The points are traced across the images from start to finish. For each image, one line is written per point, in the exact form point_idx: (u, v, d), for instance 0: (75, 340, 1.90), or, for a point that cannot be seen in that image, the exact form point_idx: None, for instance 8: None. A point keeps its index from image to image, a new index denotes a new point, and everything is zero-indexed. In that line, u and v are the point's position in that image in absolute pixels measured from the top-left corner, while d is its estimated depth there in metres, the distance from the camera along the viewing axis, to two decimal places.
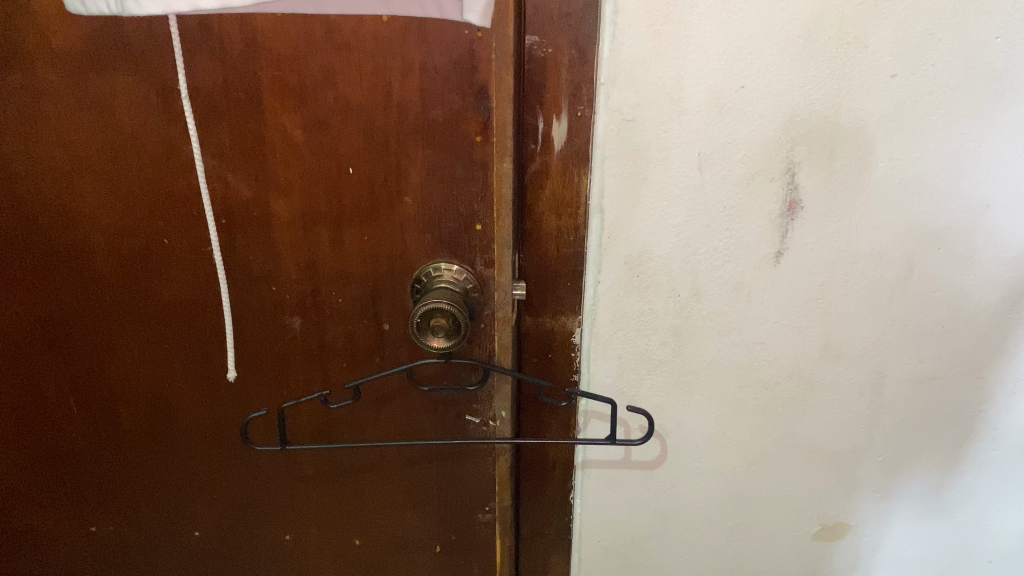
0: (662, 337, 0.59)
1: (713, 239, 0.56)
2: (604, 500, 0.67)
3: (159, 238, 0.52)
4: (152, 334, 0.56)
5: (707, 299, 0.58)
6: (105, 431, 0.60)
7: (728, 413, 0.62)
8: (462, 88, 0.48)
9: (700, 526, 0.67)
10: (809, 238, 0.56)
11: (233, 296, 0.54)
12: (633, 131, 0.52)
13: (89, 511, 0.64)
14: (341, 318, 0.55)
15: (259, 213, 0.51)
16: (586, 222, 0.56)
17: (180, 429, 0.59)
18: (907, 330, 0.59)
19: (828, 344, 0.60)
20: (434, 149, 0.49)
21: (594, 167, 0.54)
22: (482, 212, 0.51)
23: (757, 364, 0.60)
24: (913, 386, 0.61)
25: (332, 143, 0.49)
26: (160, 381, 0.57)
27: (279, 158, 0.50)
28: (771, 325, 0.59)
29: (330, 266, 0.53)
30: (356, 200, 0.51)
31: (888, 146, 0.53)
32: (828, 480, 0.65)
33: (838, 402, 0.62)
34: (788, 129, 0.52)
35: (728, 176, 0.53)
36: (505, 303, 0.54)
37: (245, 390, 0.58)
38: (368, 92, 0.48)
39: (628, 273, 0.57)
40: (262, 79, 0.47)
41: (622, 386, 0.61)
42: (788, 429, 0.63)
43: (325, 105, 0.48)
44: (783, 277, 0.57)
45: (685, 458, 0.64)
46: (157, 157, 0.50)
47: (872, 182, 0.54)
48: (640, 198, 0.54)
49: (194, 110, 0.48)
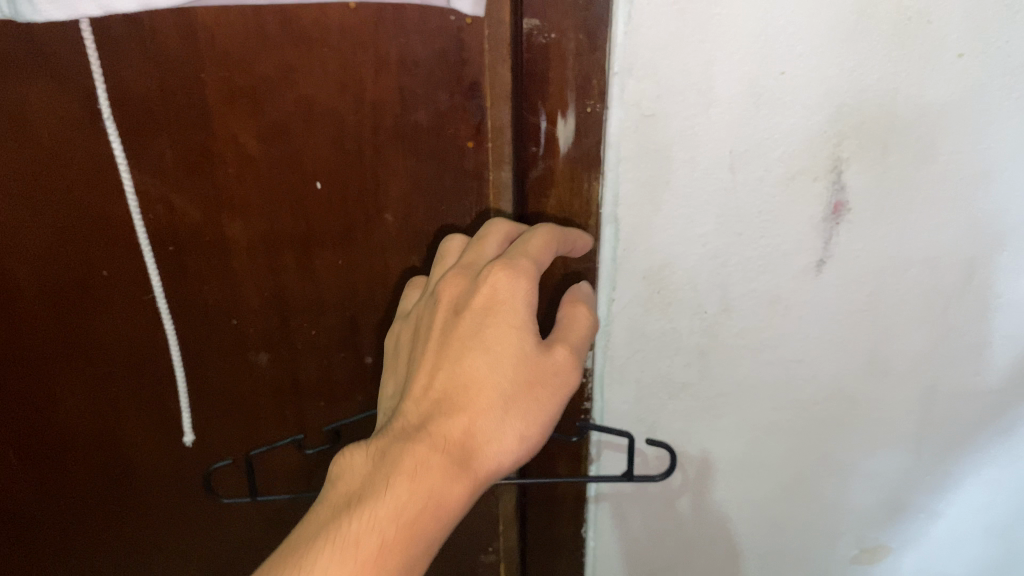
0: (685, 358, 0.53)
1: (746, 248, 0.49)
2: (618, 534, 0.63)
3: (97, 271, 0.47)
4: (102, 365, 0.51)
5: (737, 313, 0.51)
6: (63, 461, 0.56)
7: (761, 436, 0.57)
8: (450, 85, 0.40)
9: (727, 553, 0.64)
10: (856, 243, 0.49)
11: (192, 326, 0.50)
12: (654, 127, 0.44)
13: (57, 541, 0.61)
14: (314, 353, 0.52)
15: (212, 238, 0.46)
16: (597, 232, 0.49)
17: (140, 453, 0.56)
18: (963, 341, 0.52)
19: (873, 358, 0.53)
20: (418, 158, 0.42)
21: (606, 170, 0.47)
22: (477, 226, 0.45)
23: (793, 384, 0.54)
24: (972, 402, 0.54)
25: (294, 153, 0.42)
26: (117, 410, 0.54)
27: (232, 174, 0.43)
28: (810, 341, 0.52)
29: (300, 294, 0.48)
30: (326, 219, 0.45)
31: (953, 137, 0.45)
32: (869, 504, 0.59)
33: (882, 421, 0.56)
34: (835, 121, 0.44)
35: (765, 177, 0.46)
36: None
37: (207, 414, 0.54)
38: (336, 92, 0.40)
39: (648, 288, 0.51)
40: (207, 82, 0.40)
41: (640, 413, 0.56)
42: (827, 452, 0.57)
43: (285, 110, 0.41)
44: (827, 288, 0.50)
45: (711, 482, 0.59)
46: (89, 176, 0.43)
47: (931, 177, 0.46)
48: (661, 205, 0.47)
49: (122, 125, 0.41)
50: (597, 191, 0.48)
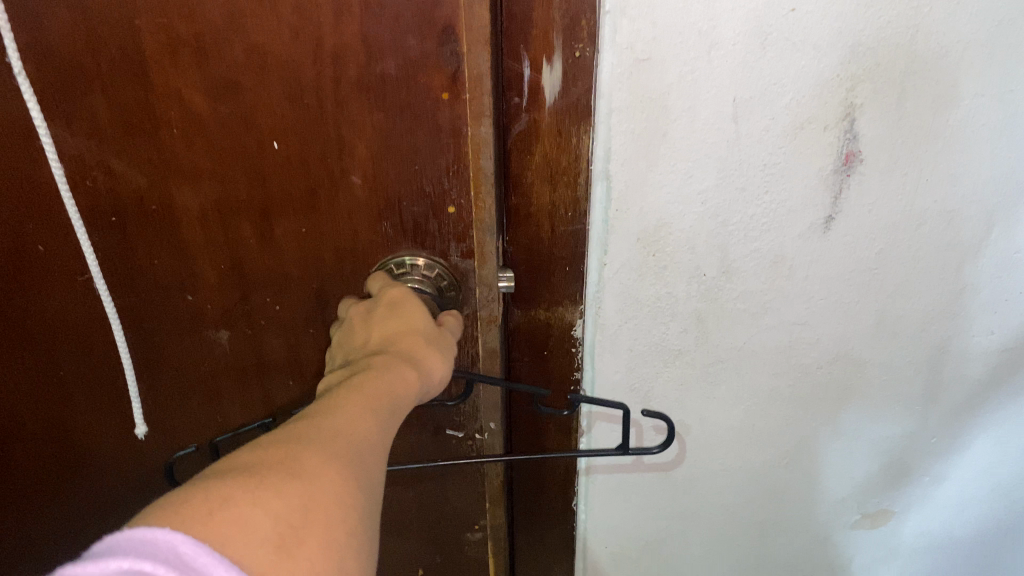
0: (681, 325, 0.50)
1: (749, 206, 0.45)
2: (611, 510, 0.62)
3: (32, 243, 0.44)
4: (42, 342, 0.49)
5: (738, 276, 0.48)
6: (17, 442, 0.54)
7: (761, 403, 0.54)
8: (421, 29, 0.35)
9: (723, 521, 0.62)
10: (868, 197, 0.45)
11: (144, 301, 0.46)
12: (648, 74, 0.40)
13: (11, 524, 0.59)
14: (280, 328, 0.47)
15: (160, 207, 0.42)
16: (587, 192, 0.46)
17: (96, 435, 0.54)
18: (978, 298, 0.49)
19: (882, 320, 0.50)
20: (388, 113, 0.38)
21: (596, 124, 0.42)
22: (455, 192, 0.41)
23: (795, 349, 0.51)
24: (983, 360, 0.52)
25: (246, 109, 0.38)
26: (64, 387, 0.51)
27: (178, 134, 0.39)
28: (816, 304, 0.49)
29: (260, 267, 0.44)
30: (287, 183, 0.41)
31: (975, 80, 0.41)
32: (872, 469, 0.58)
33: (889, 383, 0.53)
34: (848, 62, 0.40)
35: (771, 125, 0.42)
36: (490, 302, 0.45)
37: (165, 394, 0.51)
38: (291, 38, 0.35)
39: (643, 252, 0.47)
40: (143, 29, 0.36)
41: (634, 383, 0.53)
42: (830, 418, 0.55)
43: (233, 61, 0.36)
44: (834, 246, 0.47)
45: (705, 453, 0.58)
46: (14, 140, 0.40)
47: (951, 124, 0.43)
48: (658, 159, 0.43)
49: (41, 82, 0.38)
50: (586, 145, 0.44)
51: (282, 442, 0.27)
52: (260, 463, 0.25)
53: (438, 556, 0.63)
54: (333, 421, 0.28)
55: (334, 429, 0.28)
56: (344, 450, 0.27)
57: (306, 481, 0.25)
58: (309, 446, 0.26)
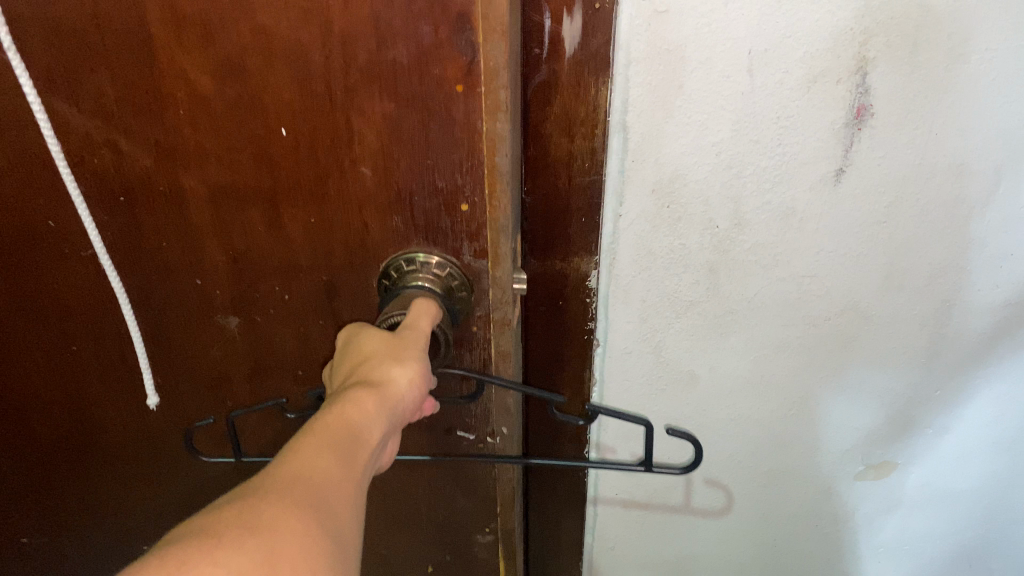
0: (694, 275, 0.52)
1: (761, 157, 0.47)
2: (622, 454, 0.65)
3: (46, 218, 0.45)
4: (62, 316, 0.49)
5: (750, 228, 0.50)
6: (48, 407, 0.56)
7: (769, 353, 0.57)
8: (435, 16, 0.34)
9: (731, 471, 0.65)
10: (878, 151, 0.46)
11: (156, 282, 0.47)
12: (666, 25, 0.42)
13: (46, 481, 0.61)
14: (290, 316, 0.48)
15: (168, 188, 0.42)
16: (604, 143, 0.47)
17: (118, 408, 0.55)
18: (985, 252, 0.51)
19: (890, 272, 0.52)
20: (398, 103, 0.37)
21: (614, 74, 0.44)
22: (467, 186, 0.39)
23: (805, 302, 0.53)
24: (986, 314, 0.54)
25: (255, 92, 0.37)
26: (82, 360, 0.52)
27: (184, 116, 0.39)
28: (826, 255, 0.51)
29: (268, 254, 0.44)
30: (295, 169, 0.40)
31: (987, 34, 0.42)
32: (877, 419, 0.60)
33: (895, 335, 0.55)
34: (860, 17, 0.41)
35: (785, 79, 0.43)
36: (504, 302, 0.44)
37: (180, 372, 0.52)
38: (299, 22, 0.34)
39: (657, 202, 0.49)
40: (148, 7, 0.35)
41: (646, 331, 0.56)
42: (839, 368, 0.57)
43: (239, 42, 0.36)
44: (844, 198, 0.48)
45: (716, 404, 0.60)
46: (25, 117, 0.40)
47: (961, 79, 0.44)
48: (674, 112, 0.45)
49: (50, 59, 0.38)
50: (604, 95, 0.45)
51: (241, 494, 0.26)
52: (215, 522, 0.25)
53: (448, 551, 0.65)
54: (291, 464, 0.27)
55: (293, 474, 0.27)
56: (306, 491, 0.27)
57: (266, 530, 0.24)
58: (266, 496, 0.26)
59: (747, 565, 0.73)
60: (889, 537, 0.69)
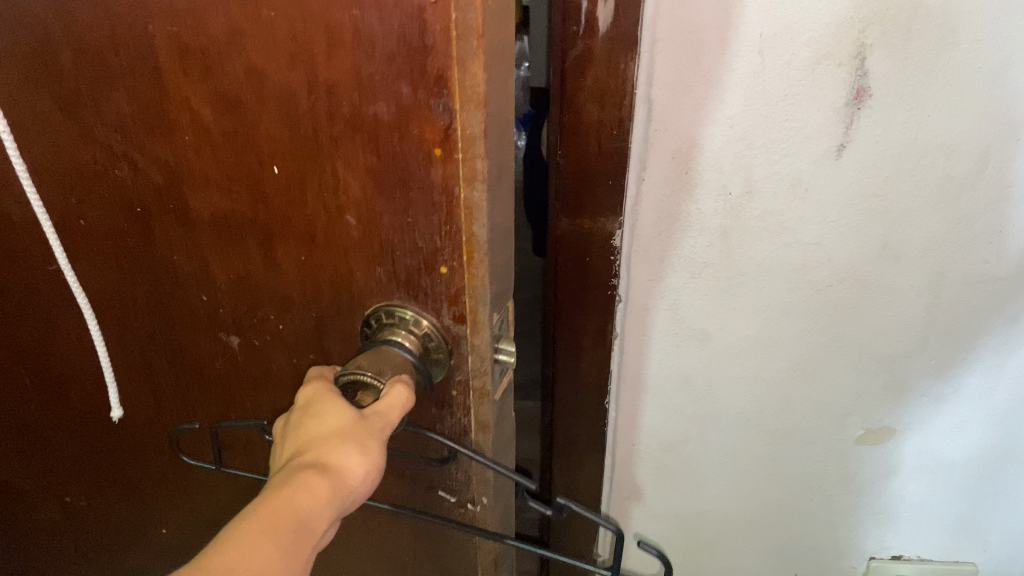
0: (708, 239, 0.57)
1: (770, 131, 0.51)
2: (639, 406, 0.69)
3: (76, 217, 0.49)
4: (104, 312, 0.54)
5: (760, 197, 0.54)
6: (95, 395, 0.60)
7: (776, 316, 0.60)
8: (411, 75, 0.31)
9: (739, 430, 0.68)
10: (877, 128, 0.50)
11: (171, 292, 0.49)
12: (686, 8, 0.47)
13: (92, 459, 0.66)
14: (285, 348, 0.45)
15: (178, 206, 0.45)
16: (630, 114, 0.52)
17: (150, 407, 0.58)
18: (973, 229, 0.53)
19: (886, 244, 0.55)
20: (379, 158, 0.34)
21: (641, 53, 0.50)
22: (449, 250, 0.34)
23: (808, 266, 0.57)
24: (974, 286, 0.56)
25: (250, 128, 0.38)
26: (121, 357, 0.56)
27: (189, 141, 0.41)
28: (828, 225, 0.54)
29: (265, 284, 0.42)
30: (286, 207, 0.39)
31: (975, 24, 0.45)
32: (874, 384, 0.63)
33: (891, 304, 0.58)
34: (860, 6, 0.45)
35: (792, 60, 0.48)
36: (484, 371, 0.36)
37: (193, 384, 0.54)
38: (286, 65, 0.35)
39: (675, 168, 0.54)
40: (157, 36, 0.38)
41: (665, 290, 0.60)
42: (840, 333, 0.60)
43: (233, 79, 0.37)
44: (846, 172, 0.52)
45: (727, 363, 0.64)
46: (60, 125, 0.45)
47: (950, 66, 0.47)
48: (692, 88, 0.50)
49: (82, 74, 0.42)
50: (632, 70, 0.50)
51: None
52: None
53: None
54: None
55: None
56: None
57: None
58: None
59: (752, 525, 0.76)
60: (889, 502, 0.71)
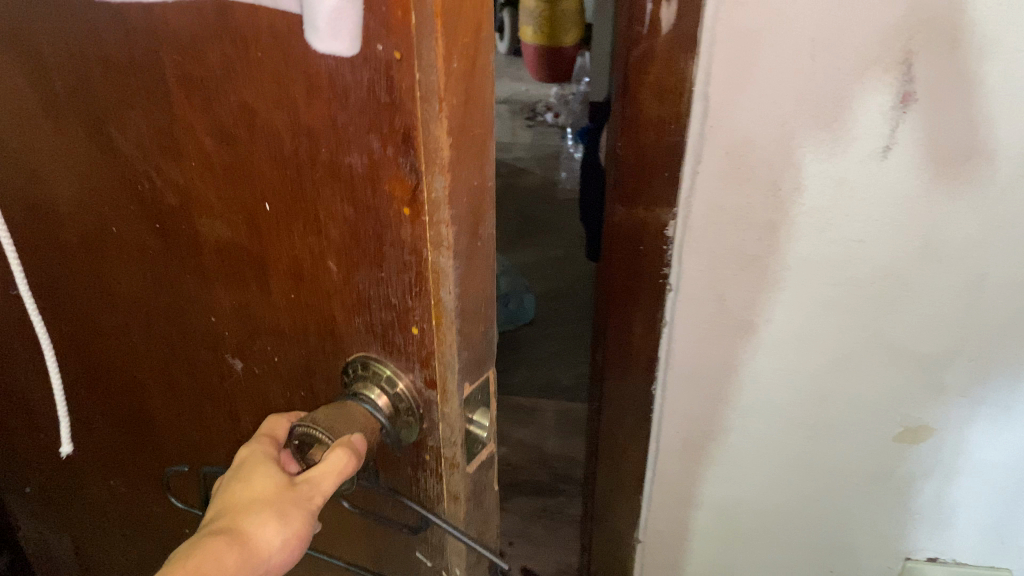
0: (758, 232, 0.59)
1: (819, 131, 0.53)
2: (683, 394, 0.69)
3: (111, 224, 0.51)
4: (136, 315, 0.55)
5: (808, 192, 0.56)
6: (132, 391, 0.63)
7: (819, 308, 0.61)
8: (382, 130, 0.29)
9: (780, 420, 0.68)
10: (918, 132, 0.52)
11: (184, 308, 0.50)
12: (745, 14, 0.50)
13: (134, 449, 0.69)
14: (280, 380, 0.43)
15: (188, 227, 0.45)
16: (689, 109, 0.55)
17: (173, 412, 0.60)
18: (1013, 231, 0.54)
19: (927, 243, 0.56)
20: (354, 209, 0.33)
21: (699, 53, 0.53)
22: (418, 312, 0.32)
23: (851, 263, 0.58)
24: (1014, 291, 0.57)
25: (245, 163, 0.38)
26: (149, 360, 0.58)
27: (195, 168, 0.41)
28: (871, 222, 0.56)
29: (261, 315, 0.42)
30: (276, 244, 0.38)
31: (1018, 35, 0.47)
32: (913, 380, 0.63)
33: (930, 302, 0.59)
34: (908, 15, 0.48)
35: (841, 65, 0.50)
36: (454, 440, 0.34)
37: (205, 398, 0.54)
38: (273, 105, 0.34)
39: (730, 162, 0.56)
40: (166, 65, 0.38)
41: (715, 281, 0.62)
42: (880, 329, 0.61)
43: (229, 115, 0.37)
44: (890, 173, 0.54)
45: (771, 352, 0.65)
46: (95, 137, 0.47)
47: (992, 75, 0.49)
48: (748, 88, 0.53)
49: (110, 93, 0.43)
50: (692, 71, 0.53)
51: None
52: None
53: None
54: None
55: None
56: None
57: None
58: None
59: (787, 516, 0.75)
60: (922, 503, 0.70)
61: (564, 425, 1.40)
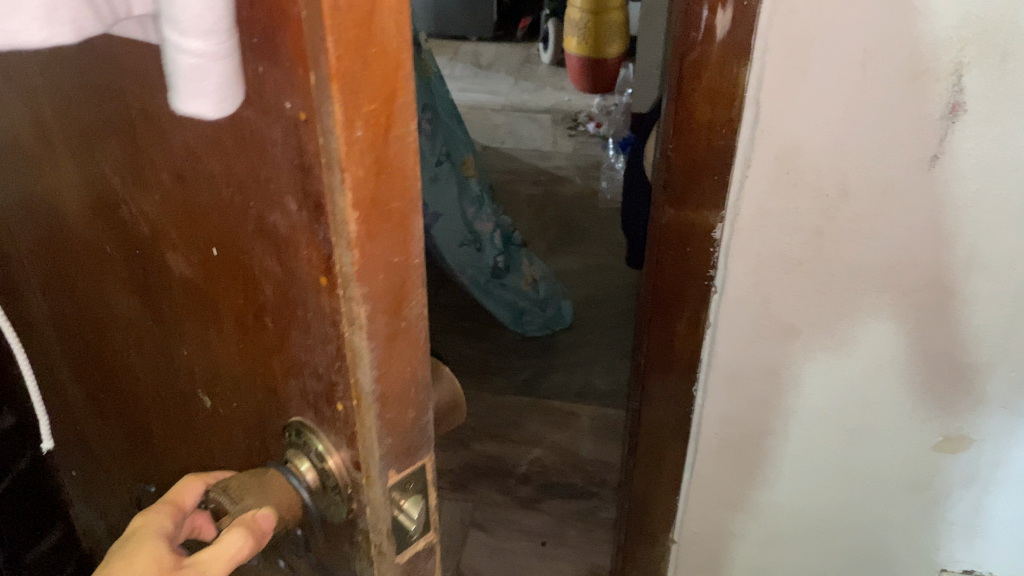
0: (804, 237, 0.56)
1: (868, 139, 0.51)
2: (722, 398, 0.67)
3: (101, 243, 0.50)
4: (131, 334, 0.54)
5: (855, 200, 0.53)
6: (135, 402, 0.62)
7: (863, 317, 0.58)
8: (297, 193, 0.27)
9: (821, 427, 0.66)
10: (970, 142, 0.50)
11: (164, 335, 0.48)
12: (795, 22, 0.48)
13: (141, 457, 0.68)
14: (241, 425, 0.41)
15: (159, 259, 0.43)
16: (740, 114, 0.53)
17: (167, 430, 0.59)
18: None
19: (970, 252, 0.53)
20: (281, 268, 0.30)
21: (754, 57, 0.50)
22: (341, 385, 0.29)
23: (896, 267, 0.55)
24: None
25: (194, 205, 0.35)
26: (145, 377, 0.56)
27: (159, 201, 0.39)
28: (914, 228, 0.53)
29: (220, 357, 0.40)
30: (225, 290, 0.36)
31: None
32: (956, 391, 0.60)
33: (971, 311, 0.56)
34: (963, 25, 0.46)
35: (893, 71, 0.48)
36: (379, 527, 0.32)
37: (188, 425, 0.53)
38: (208, 150, 0.31)
39: (777, 168, 0.54)
40: (127, 96, 0.36)
41: (757, 286, 0.59)
42: (921, 336, 0.58)
43: (178, 154, 0.34)
44: (940, 182, 0.51)
45: (809, 355, 0.62)
46: (81, 158, 0.45)
47: None
48: (798, 93, 0.51)
49: (88, 117, 0.42)
50: (744, 77, 0.51)
51: None
52: None
53: None
54: None
55: None
56: None
57: None
58: None
59: (821, 523, 0.72)
60: (958, 514, 0.67)
61: (600, 429, 1.36)
